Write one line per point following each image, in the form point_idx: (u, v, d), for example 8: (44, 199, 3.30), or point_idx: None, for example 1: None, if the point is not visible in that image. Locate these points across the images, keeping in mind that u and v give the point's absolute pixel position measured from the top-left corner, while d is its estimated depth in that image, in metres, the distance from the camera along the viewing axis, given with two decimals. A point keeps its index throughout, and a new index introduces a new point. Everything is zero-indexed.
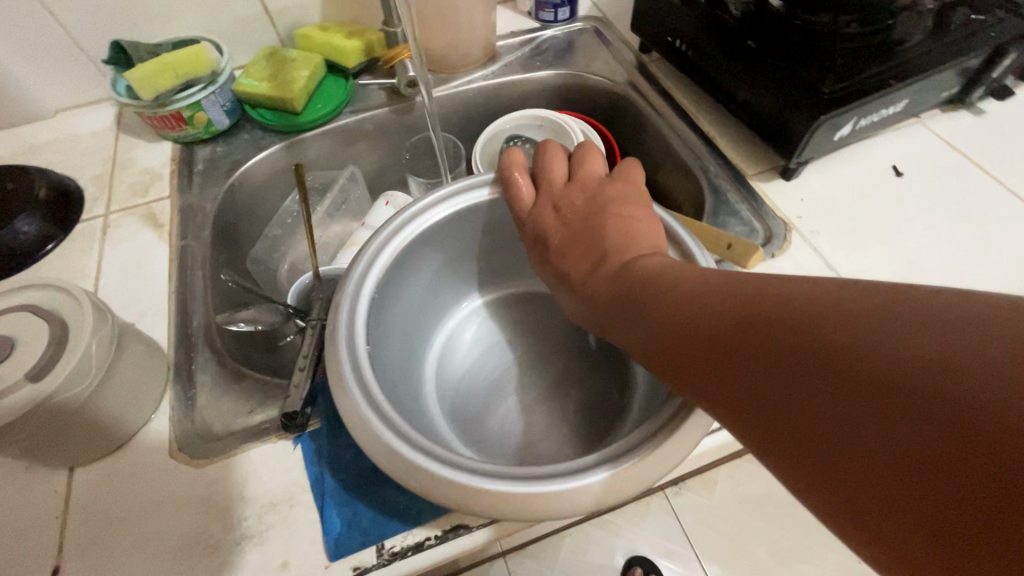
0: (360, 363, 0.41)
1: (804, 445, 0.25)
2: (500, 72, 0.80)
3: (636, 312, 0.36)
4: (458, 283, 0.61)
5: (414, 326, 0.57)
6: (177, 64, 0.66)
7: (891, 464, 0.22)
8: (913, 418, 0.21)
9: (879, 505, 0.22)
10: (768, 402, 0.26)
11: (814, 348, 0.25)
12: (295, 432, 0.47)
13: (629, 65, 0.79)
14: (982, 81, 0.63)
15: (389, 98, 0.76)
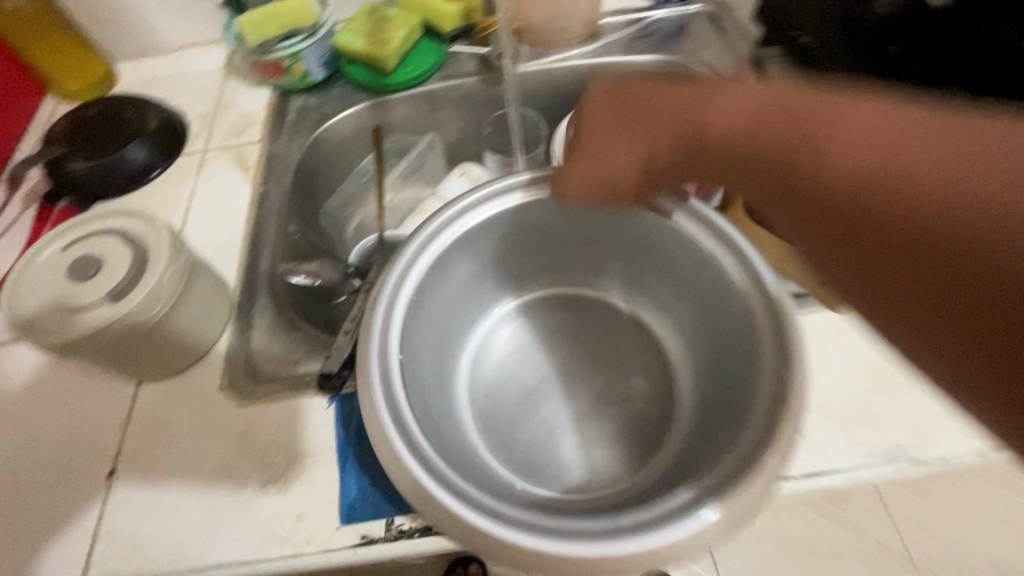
0: (389, 374, 0.35)
1: (887, 289, 0.25)
2: (599, 51, 0.74)
3: (685, 137, 0.34)
4: (492, 285, 0.48)
5: (429, 341, 0.42)
6: (285, 14, 0.68)
7: (923, 273, 0.24)
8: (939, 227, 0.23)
9: (973, 343, 0.23)
10: (868, 236, 0.25)
11: (859, 189, 0.26)
12: (331, 392, 0.48)
13: (745, 58, 0.70)
14: None
15: (479, 67, 0.74)
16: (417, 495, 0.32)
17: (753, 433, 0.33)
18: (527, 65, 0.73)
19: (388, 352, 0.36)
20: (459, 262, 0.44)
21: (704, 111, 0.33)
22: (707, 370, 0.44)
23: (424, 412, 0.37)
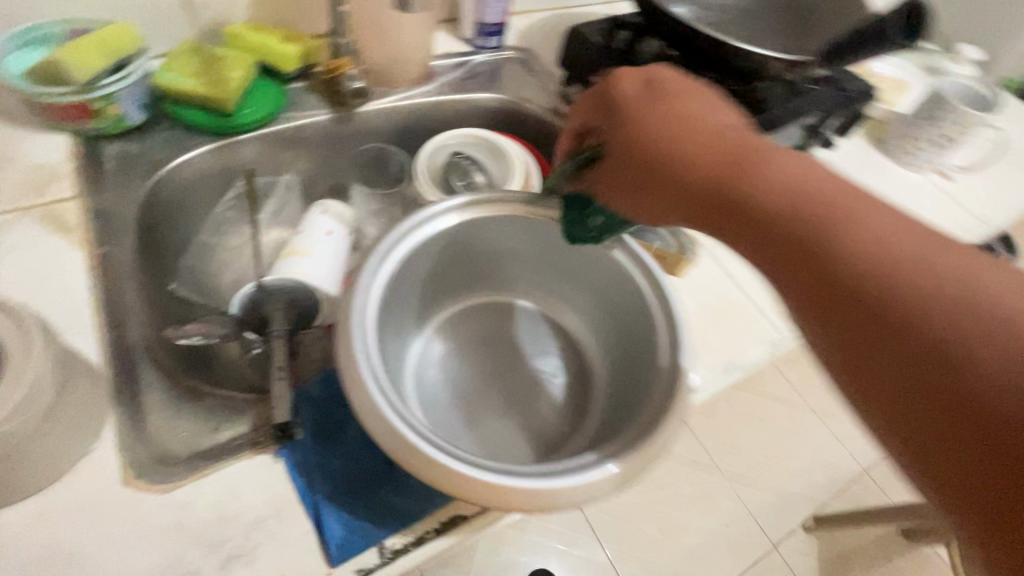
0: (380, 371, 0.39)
1: (858, 351, 0.32)
2: (438, 91, 0.84)
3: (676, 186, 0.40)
4: (432, 293, 0.58)
5: (388, 343, 0.51)
6: (108, 42, 0.60)
7: (887, 373, 0.31)
8: (872, 322, 0.31)
9: (860, 337, 0.32)
10: (863, 303, 0.32)
11: (836, 273, 0.33)
12: (280, 443, 0.46)
13: (555, 96, 0.87)
14: (812, 130, 0.85)
15: (328, 103, 0.76)
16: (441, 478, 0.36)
17: (668, 359, 0.45)
18: (373, 104, 0.78)
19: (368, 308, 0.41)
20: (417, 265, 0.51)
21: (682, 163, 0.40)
22: (612, 338, 0.55)
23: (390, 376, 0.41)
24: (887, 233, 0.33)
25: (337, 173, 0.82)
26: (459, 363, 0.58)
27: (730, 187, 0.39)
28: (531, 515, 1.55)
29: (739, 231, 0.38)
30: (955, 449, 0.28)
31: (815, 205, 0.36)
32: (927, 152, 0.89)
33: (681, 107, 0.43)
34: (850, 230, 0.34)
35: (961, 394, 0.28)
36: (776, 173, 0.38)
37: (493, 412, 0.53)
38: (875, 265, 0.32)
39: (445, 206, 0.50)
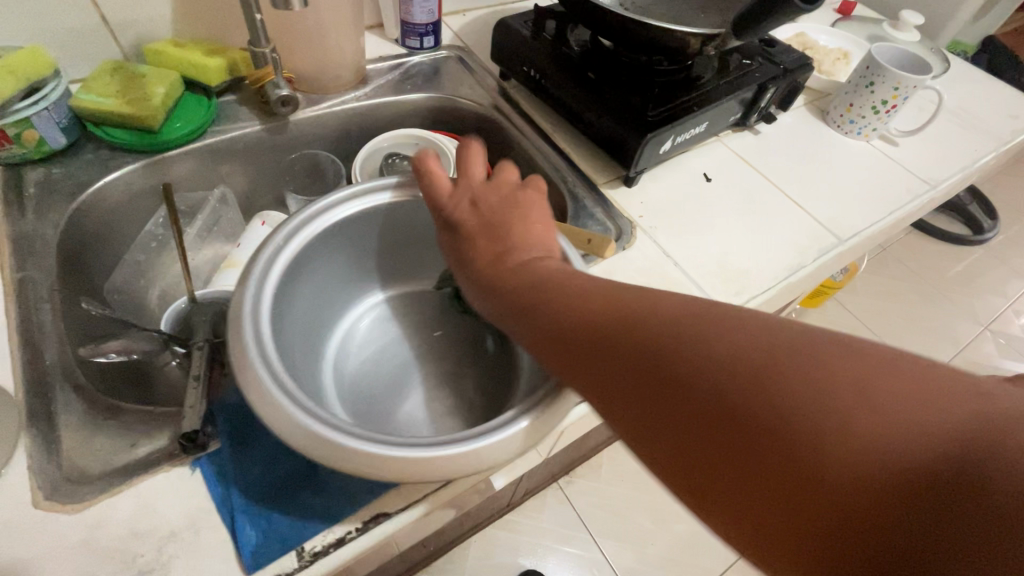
0: (278, 366, 0.38)
1: (766, 476, 0.29)
2: (372, 94, 0.83)
3: (567, 302, 0.39)
4: (346, 286, 0.57)
5: (300, 340, 0.50)
6: (17, 67, 0.59)
7: (807, 502, 0.27)
8: (804, 500, 0.27)
9: (776, 507, 0.28)
10: (796, 502, 0.28)
11: (773, 461, 0.28)
12: (194, 455, 0.45)
13: (492, 90, 0.87)
14: (755, 108, 0.83)
15: (258, 114, 0.76)
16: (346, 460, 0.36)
17: None
18: (307, 112, 0.78)
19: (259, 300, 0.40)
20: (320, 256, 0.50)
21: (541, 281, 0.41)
22: None
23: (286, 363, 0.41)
24: (853, 444, 0.27)
25: (275, 184, 0.81)
26: (379, 352, 0.57)
27: (649, 328, 0.35)
28: (522, 516, 1.53)
29: (592, 400, 0.36)
30: (801, 546, 0.28)
31: (759, 394, 0.29)
32: (870, 120, 0.87)
33: (529, 216, 0.46)
34: (768, 354, 0.30)
35: (798, 495, 0.28)
36: (706, 336, 0.33)
37: (417, 394, 0.53)
38: (680, 371, 0.32)
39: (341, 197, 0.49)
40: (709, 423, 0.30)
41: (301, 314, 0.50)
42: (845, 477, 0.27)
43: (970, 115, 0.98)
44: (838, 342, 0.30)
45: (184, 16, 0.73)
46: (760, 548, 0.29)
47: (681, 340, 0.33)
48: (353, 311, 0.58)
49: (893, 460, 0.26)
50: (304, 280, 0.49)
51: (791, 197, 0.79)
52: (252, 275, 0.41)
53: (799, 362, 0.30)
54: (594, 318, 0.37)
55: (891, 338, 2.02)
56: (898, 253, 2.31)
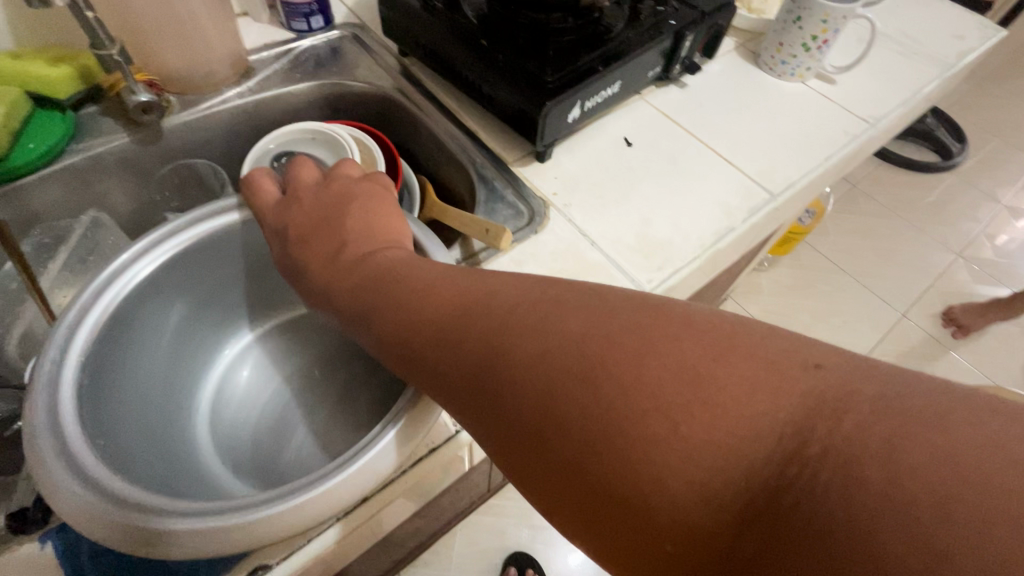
0: (83, 451, 0.36)
1: (641, 499, 0.28)
2: (257, 87, 0.75)
3: (426, 323, 0.38)
4: (204, 333, 0.56)
5: (152, 403, 0.48)
6: None
7: (681, 521, 0.27)
8: (679, 524, 0.27)
9: (653, 530, 0.28)
10: (677, 529, 0.27)
11: (636, 484, 0.28)
12: (37, 531, 0.39)
13: (392, 69, 0.79)
14: (676, 59, 0.76)
15: (124, 125, 0.68)
16: (171, 548, 0.33)
17: None
18: (180, 116, 0.70)
19: (64, 380, 0.38)
20: (156, 304, 0.49)
21: (385, 282, 0.40)
22: None
23: (102, 440, 0.39)
24: (709, 456, 0.27)
25: (159, 199, 0.74)
26: (257, 389, 0.56)
27: (511, 345, 0.34)
28: (505, 499, 1.51)
29: (469, 420, 0.35)
30: (654, 547, 0.29)
31: (612, 411, 0.29)
32: (801, 58, 0.80)
33: (365, 215, 0.46)
34: (619, 367, 0.30)
35: (646, 493, 0.28)
36: (555, 354, 0.32)
37: (301, 425, 0.52)
38: (538, 374, 0.32)
39: (140, 247, 0.46)
40: (571, 445, 0.30)
41: (148, 373, 0.49)
42: (683, 470, 0.27)
43: (913, 40, 0.92)
44: (685, 327, 0.31)
45: (19, 22, 0.65)
46: (620, 547, 0.30)
47: (542, 358, 0.32)
48: (223, 354, 0.57)
49: (725, 450, 0.27)
50: (134, 344, 0.46)
51: (717, 152, 0.73)
52: (51, 355, 0.39)
53: (644, 357, 0.30)
54: (455, 337, 0.36)
55: (865, 277, 2.00)
56: (868, 188, 2.27)
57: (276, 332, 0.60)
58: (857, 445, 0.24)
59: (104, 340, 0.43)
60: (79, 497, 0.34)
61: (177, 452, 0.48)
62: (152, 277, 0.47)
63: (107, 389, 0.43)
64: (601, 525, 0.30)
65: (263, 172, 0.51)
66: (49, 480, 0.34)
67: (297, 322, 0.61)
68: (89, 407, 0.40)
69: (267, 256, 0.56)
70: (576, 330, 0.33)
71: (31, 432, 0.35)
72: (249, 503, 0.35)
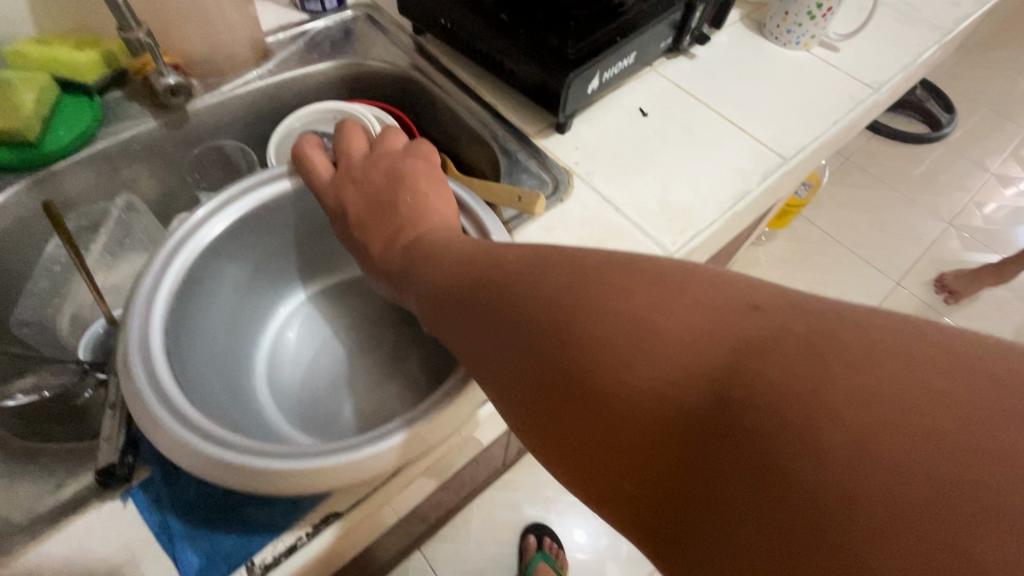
0: (174, 394, 0.39)
1: (592, 441, 0.29)
2: (277, 69, 0.76)
3: (445, 282, 0.39)
4: (261, 293, 0.60)
5: (215, 356, 0.52)
6: None
7: (628, 462, 0.27)
8: (627, 464, 0.28)
9: (603, 470, 0.29)
10: (625, 470, 0.28)
11: (589, 425, 0.29)
12: (122, 488, 0.43)
13: (407, 48, 0.81)
14: (686, 30, 0.78)
15: (150, 109, 0.69)
16: (261, 478, 0.36)
17: None
18: (205, 99, 0.71)
19: (149, 334, 0.42)
20: (217, 269, 0.53)
21: (435, 250, 0.42)
22: None
23: (186, 391, 0.42)
24: (649, 398, 0.27)
25: (187, 183, 0.76)
26: (308, 349, 0.60)
27: (498, 298, 0.35)
28: (519, 474, 1.55)
29: (465, 366, 0.37)
30: (607, 487, 0.29)
31: (569, 356, 0.30)
32: (807, 27, 0.82)
33: (412, 182, 0.48)
34: (582, 313, 0.30)
35: (595, 436, 0.29)
36: (528, 304, 0.33)
37: (355, 382, 0.56)
38: (510, 327, 0.33)
39: (212, 206, 0.51)
40: (534, 389, 0.31)
41: (213, 327, 0.53)
42: (626, 413, 0.27)
43: (910, 7, 0.94)
44: (645, 277, 0.30)
45: (42, 9, 0.65)
46: (581, 486, 0.31)
47: (517, 309, 0.33)
48: (277, 314, 0.62)
49: (663, 393, 0.26)
50: (204, 297, 0.51)
51: (730, 120, 0.75)
52: (136, 311, 0.42)
53: (598, 305, 0.30)
54: (461, 292, 0.38)
55: (861, 248, 2.04)
56: (861, 160, 2.30)
57: (327, 295, 0.64)
58: (786, 388, 0.23)
59: (182, 291, 0.47)
60: (174, 433, 0.37)
61: (242, 403, 0.52)
62: (223, 236, 0.51)
63: (183, 348, 0.46)
64: (563, 467, 0.31)
65: (313, 137, 0.54)
66: (154, 421, 0.37)
67: (347, 286, 0.65)
68: (174, 358, 0.43)
69: (319, 221, 0.59)
70: (550, 281, 0.33)
71: (131, 380, 0.39)
72: (308, 450, 0.38)
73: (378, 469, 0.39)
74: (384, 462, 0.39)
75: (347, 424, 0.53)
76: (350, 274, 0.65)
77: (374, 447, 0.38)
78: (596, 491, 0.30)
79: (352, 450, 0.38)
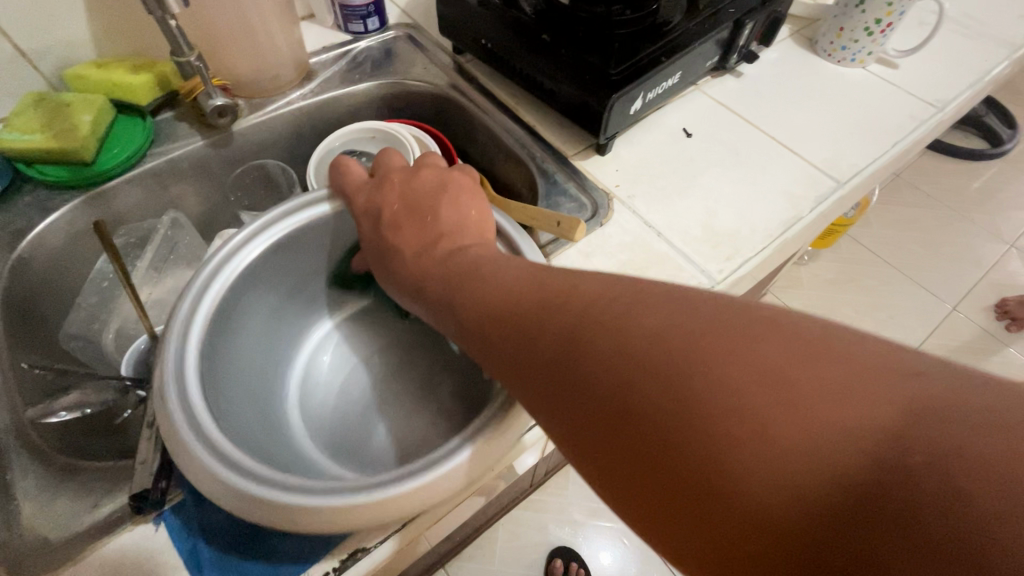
0: (206, 424, 0.39)
1: (708, 500, 0.25)
2: (319, 89, 0.77)
3: (495, 306, 0.37)
4: (296, 314, 0.60)
5: (250, 379, 0.52)
6: None
7: (752, 530, 0.24)
8: (755, 534, 0.24)
9: (720, 537, 0.25)
10: (749, 538, 0.24)
11: (706, 482, 0.25)
12: (154, 511, 0.43)
13: (447, 67, 0.81)
14: (734, 48, 0.75)
15: (199, 129, 0.71)
16: (285, 513, 0.35)
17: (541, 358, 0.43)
18: (250, 119, 0.73)
19: (183, 359, 0.42)
20: (256, 291, 0.53)
21: (466, 276, 0.41)
22: None
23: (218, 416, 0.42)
24: (792, 456, 0.23)
25: (229, 200, 0.78)
26: (340, 373, 0.60)
27: (578, 327, 0.32)
28: (546, 494, 1.51)
29: (527, 402, 0.34)
30: (718, 556, 0.25)
31: (681, 402, 0.26)
32: (863, 43, 0.78)
33: (452, 207, 0.47)
34: (694, 353, 0.27)
35: (731, 502, 0.25)
36: (623, 336, 0.30)
37: (385, 409, 0.55)
38: (607, 370, 0.29)
39: (252, 229, 0.51)
40: (633, 435, 0.28)
41: (248, 349, 0.53)
42: (759, 470, 0.24)
43: (977, 21, 0.89)
44: (762, 321, 0.28)
45: (102, 33, 0.68)
46: (682, 550, 0.27)
47: (606, 344, 0.30)
48: (310, 336, 0.62)
49: (820, 452, 0.23)
50: (240, 320, 0.51)
51: (779, 141, 0.72)
52: (173, 336, 0.43)
53: (722, 350, 0.27)
54: (520, 319, 0.35)
55: (912, 270, 1.93)
56: (913, 177, 2.19)
57: (360, 318, 0.65)
58: (967, 466, 0.21)
59: (218, 313, 0.47)
60: (204, 464, 0.37)
61: (275, 429, 0.52)
62: (262, 258, 0.51)
63: (216, 369, 0.46)
64: (659, 525, 0.28)
65: (355, 165, 0.54)
66: (184, 453, 0.37)
67: (381, 307, 0.65)
68: (207, 381, 0.44)
69: (354, 244, 0.59)
70: (649, 315, 0.30)
71: (166, 410, 0.39)
72: (348, 483, 0.37)
73: (430, 501, 0.38)
74: (417, 502, 0.37)
75: (378, 451, 0.52)
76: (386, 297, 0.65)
77: (414, 482, 0.37)
78: (700, 558, 0.26)
79: (408, 478, 0.37)
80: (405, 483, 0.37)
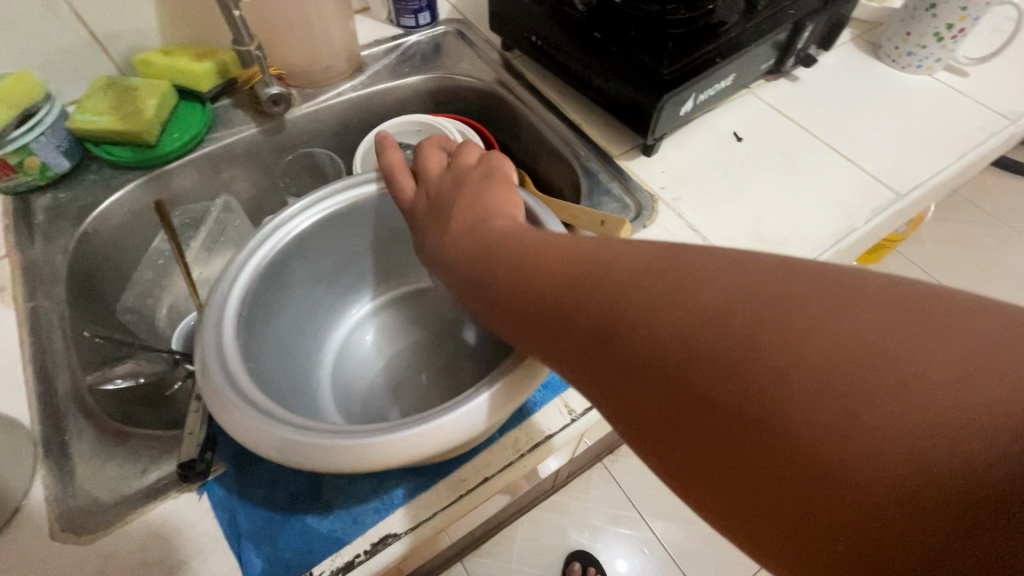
0: (240, 380, 0.40)
1: (734, 421, 0.24)
2: (369, 81, 0.79)
3: (523, 258, 0.37)
4: (335, 296, 0.62)
5: (287, 351, 0.54)
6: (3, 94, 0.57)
7: (780, 452, 0.22)
8: (781, 456, 0.22)
9: (745, 460, 0.24)
10: (776, 461, 0.23)
11: (734, 404, 0.24)
12: (198, 481, 0.44)
13: (495, 63, 0.81)
14: (792, 51, 0.72)
15: (253, 117, 0.73)
16: (314, 459, 0.36)
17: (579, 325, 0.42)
18: (302, 108, 0.75)
19: (224, 322, 0.43)
20: (299, 266, 0.54)
21: (496, 242, 0.40)
22: None
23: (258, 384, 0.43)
24: (834, 379, 0.22)
25: (277, 187, 0.80)
26: (373, 357, 0.62)
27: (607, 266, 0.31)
28: (567, 497, 1.50)
29: (545, 343, 0.33)
30: (739, 481, 0.24)
31: (714, 325, 0.25)
32: (932, 49, 0.74)
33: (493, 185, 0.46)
34: (730, 283, 0.26)
35: (770, 435, 0.23)
36: (657, 270, 0.29)
37: (416, 394, 0.56)
38: (635, 307, 0.28)
39: (299, 206, 0.52)
40: (656, 359, 0.26)
41: (288, 323, 0.55)
42: (794, 390, 0.22)
43: None
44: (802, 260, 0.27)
45: (169, 21, 0.71)
46: (696, 479, 0.25)
47: (638, 276, 0.29)
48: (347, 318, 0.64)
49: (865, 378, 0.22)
50: (281, 292, 0.53)
51: (833, 148, 0.69)
52: (214, 298, 0.44)
53: (763, 281, 0.25)
54: (545, 265, 0.35)
55: None
56: (973, 195, 2.07)
57: (396, 303, 0.66)
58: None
59: (261, 283, 0.49)
60: (240, 412, 0.38)
61: (309, 402, 0.53)
62: (307, 233, 0.53)
63: (256, 339, 0.48)
64: (674, 453, 0.26)
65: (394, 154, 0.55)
66: (220, 403, 0.38)
67: (416, 296, 0.66)
68: (244, 342, 0.45)
69: (396, 231, 0.60)
70: (682, 254, 0.29)
71: (206, 368, 0.40)
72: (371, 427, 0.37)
73: (446, 446, 0.37)
74: (426, 447, 0.36)
75: None
76: (422, 287, 0.66)
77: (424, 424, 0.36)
78: (718, 483, 0.25)
79: (424, 422, 0.37)
80: (430, 443, 0.36)
